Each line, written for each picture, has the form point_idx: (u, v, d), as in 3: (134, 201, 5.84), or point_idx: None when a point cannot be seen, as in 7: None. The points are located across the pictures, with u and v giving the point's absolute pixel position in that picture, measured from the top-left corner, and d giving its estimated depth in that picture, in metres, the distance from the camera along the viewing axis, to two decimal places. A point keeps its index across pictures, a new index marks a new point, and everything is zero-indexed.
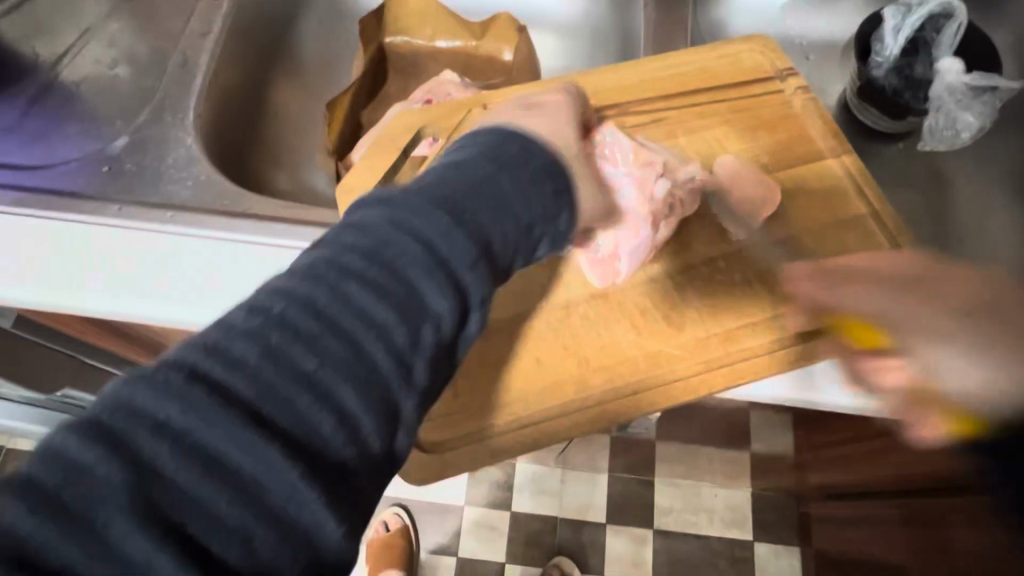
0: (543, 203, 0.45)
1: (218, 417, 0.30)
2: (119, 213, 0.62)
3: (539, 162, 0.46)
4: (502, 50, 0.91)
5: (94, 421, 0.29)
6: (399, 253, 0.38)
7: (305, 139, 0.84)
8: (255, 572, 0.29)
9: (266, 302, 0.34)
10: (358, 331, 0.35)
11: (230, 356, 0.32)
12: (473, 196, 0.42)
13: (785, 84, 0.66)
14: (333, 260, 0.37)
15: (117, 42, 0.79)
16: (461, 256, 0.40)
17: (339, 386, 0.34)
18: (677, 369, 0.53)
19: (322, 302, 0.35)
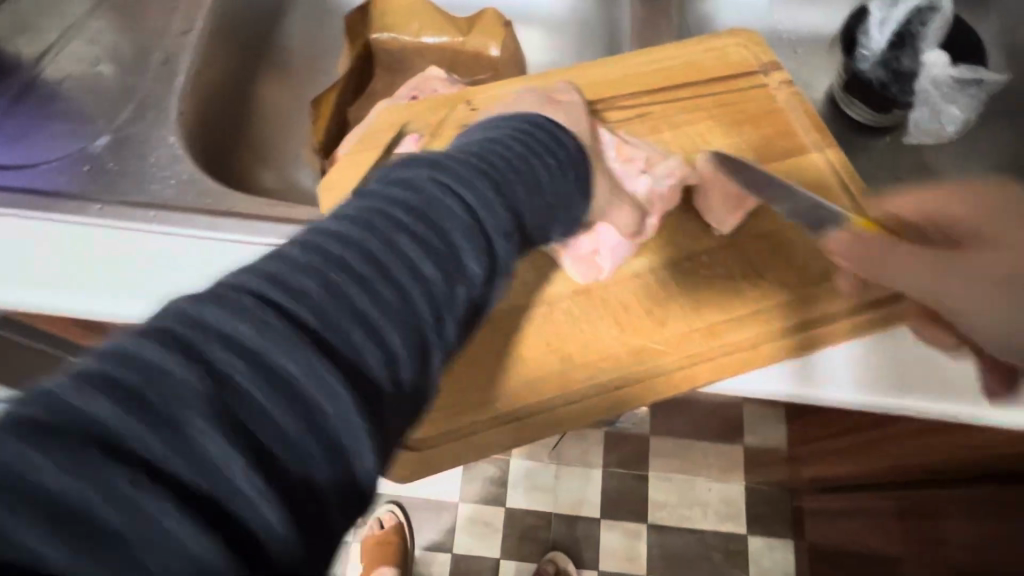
0: (566, 188, 0.48)
1: (288, 340, 0.27)
2: (101, 213, 0.61)
3: (564, 152, 0.49)
4: (489, 46, 0.91)
5: (158, 329, 0.26)
6: (448, 207, 0.37)
7: (291, 137, 0.84)
8: (313, 507, 0.26)
9: (317, 239, 0.32)
10: (410, 277, 0.33)
11: (287, 286, 0.29)
12: (510, 170, 0.43)
13: (769, 78, 0.66)
14: (385, 208, 0.35)
15: (99, 40, 0.78)
16: (500, 223, 0.40)
17: (392, 327, 0.31)
18: (660, 364, 0.53)
19: (377, 246, 0.33)
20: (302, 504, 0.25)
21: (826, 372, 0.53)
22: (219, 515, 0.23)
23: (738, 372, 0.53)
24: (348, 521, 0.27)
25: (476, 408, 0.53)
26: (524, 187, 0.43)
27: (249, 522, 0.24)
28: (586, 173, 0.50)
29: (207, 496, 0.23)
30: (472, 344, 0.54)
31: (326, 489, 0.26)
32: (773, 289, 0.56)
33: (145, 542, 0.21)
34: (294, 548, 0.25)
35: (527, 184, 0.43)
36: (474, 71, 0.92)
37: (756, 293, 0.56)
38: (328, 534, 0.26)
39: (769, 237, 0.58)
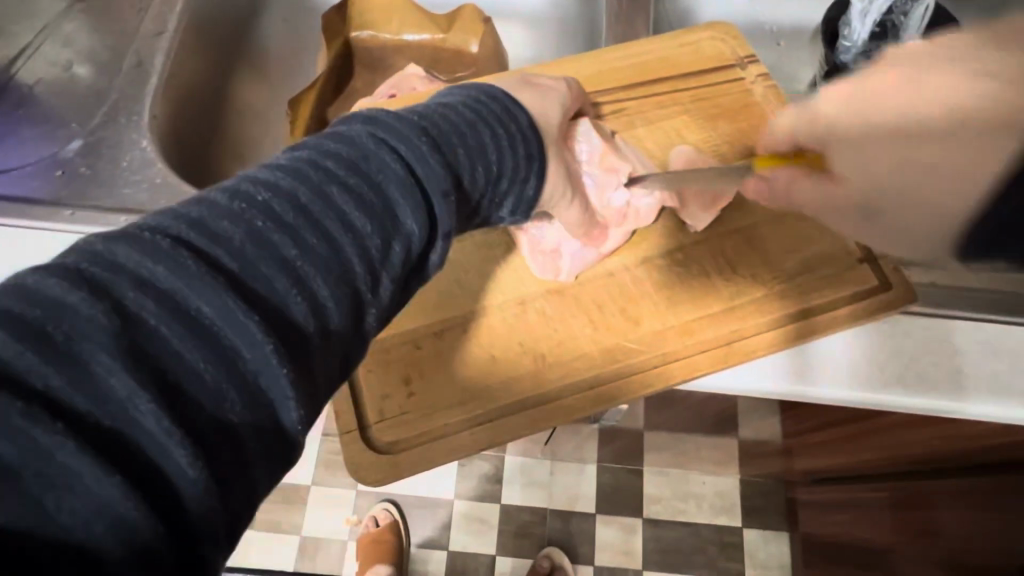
0: (515, 161, 0.47)
1: (205, 282, 0.30)
2: (72, 218, 0.61)
3: (517, 125, 0.48)
4: (469, 42, 0.90)
5: (75, 267, 0.28)
6: (381, 164, 0.39)
7: (268, 137, 0.83)
8: (220, 434, 0.29)
9: (246, 189, 0.34)
10: (335, 229, 0.35)
11: (209, 233, 0.32)
12: (453, 133, 0.44)
13: (746, 72, 0.66)
14: (316, 162, 0.37)
15: (72, 42, 0.78)
16: (437, 180, 0.40)
17: (316, 275, 0.34)
18: (635, 362, 0.53)
19: (304, 198, 0.35)
20: (210, 437, 0.29)
21: (799, 367, 0.54)
22: (116, 445, 0.26)
23: (712, 369, 0.53)
24: (261, 453, 0.31)
25: (447, 410, 0.52)
26: (465, 151, 0.43)
27: (150, 453, 0.27)
28: (541, 147, 0.49)
29: (104, 426, 0.26)
30: (444, 345, 0.54)
31: (235, 420, 0.30)
32: (749, 285, 0.56)
33: (35, 466, 0.24)
34: (199, 479, 0.27)
35: (470, 149, 0.44)
36: (455, 68, 0.91)
37: (731, 289, 0.55)
38: (242, 461, 0.30)
39: (742, 233, 0.58)
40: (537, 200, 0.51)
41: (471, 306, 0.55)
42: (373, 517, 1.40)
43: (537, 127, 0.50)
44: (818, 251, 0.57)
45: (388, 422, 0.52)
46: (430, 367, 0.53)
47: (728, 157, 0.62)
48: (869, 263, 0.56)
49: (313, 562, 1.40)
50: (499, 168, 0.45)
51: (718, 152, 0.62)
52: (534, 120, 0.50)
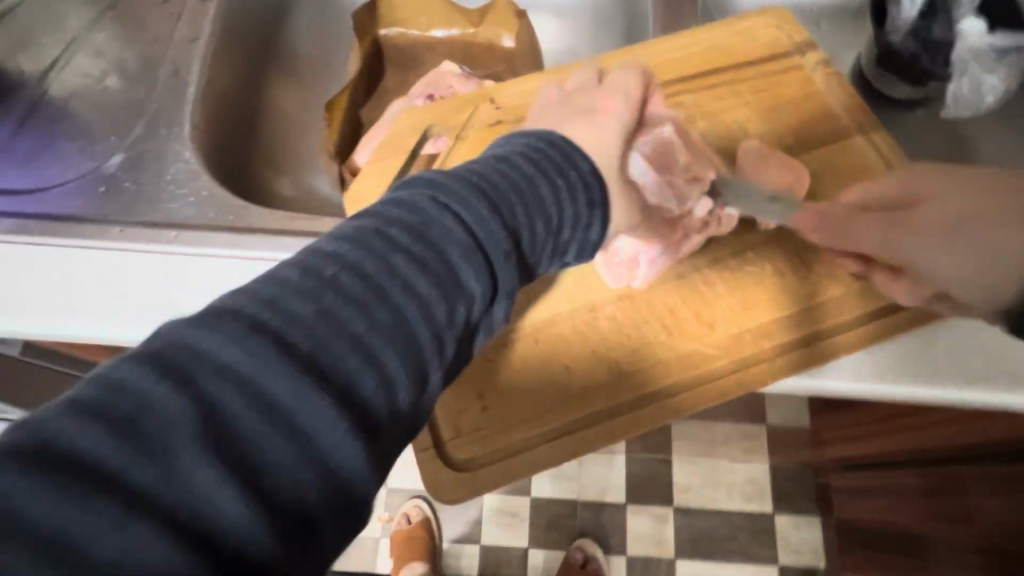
0: (572, 208, 0.43)
1: (282, 367, 0.28)
2: (120, 235, 0.60)
3: (574, 174, 0.44)
4: (502, 36, 0.87)
5: (157, 356, 0.27)
6: (449, 229, 0.37)
7: (304, 141, 0.81)
8: (300, 521, 0.27)
9: (316, 264, 0.32)
10: (404, 299, 0.33)
11: (288, 313, 0.30)
12: (509, 187, 0.40)
13: (805, 59, 0.63)
14: (387, 232, 0.35)
15: (103, 52, 0.76)
16: (496, 242, 0.38)
17: (387, 350, 0.32)
18: (713, 369, 0.52)
19: (373, 269, 0.33)
20: (291, 526, 0.26)
21: (883, 366, 0.52)
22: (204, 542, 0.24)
23: (792, 373, 0.52)
24: (334, 537, 0.28)
25: (522, 423, 0.51)
26: (523, 210, 0.40)
27: (236, 547, 0.25)
28: (601, 190, 0.44)
29: (192, 522, 0.24)
30: (516, 357, 0.52)
31: (314, 506, 0.27)
32: (825, 285, 0.54)
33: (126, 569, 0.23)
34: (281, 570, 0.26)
35: (526, 205, 0.40)
36: (487, 63, 0.89)
37: (807, 288, 0.54)
38: (314, 547, 0.27)
39: None
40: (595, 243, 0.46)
41: (539, 315, 0.53)
42: (406, 515, 1.40)
43: (596, 173, 0.45)
44: None
45: (465, 439, 0.51)
46: (503, 384, 0.52)
47: (791, 151, 0.60)
48: None
49: (346, 562, 1.39)
50: (557, 222, 0.41)
51: (780, 144, 0.60)
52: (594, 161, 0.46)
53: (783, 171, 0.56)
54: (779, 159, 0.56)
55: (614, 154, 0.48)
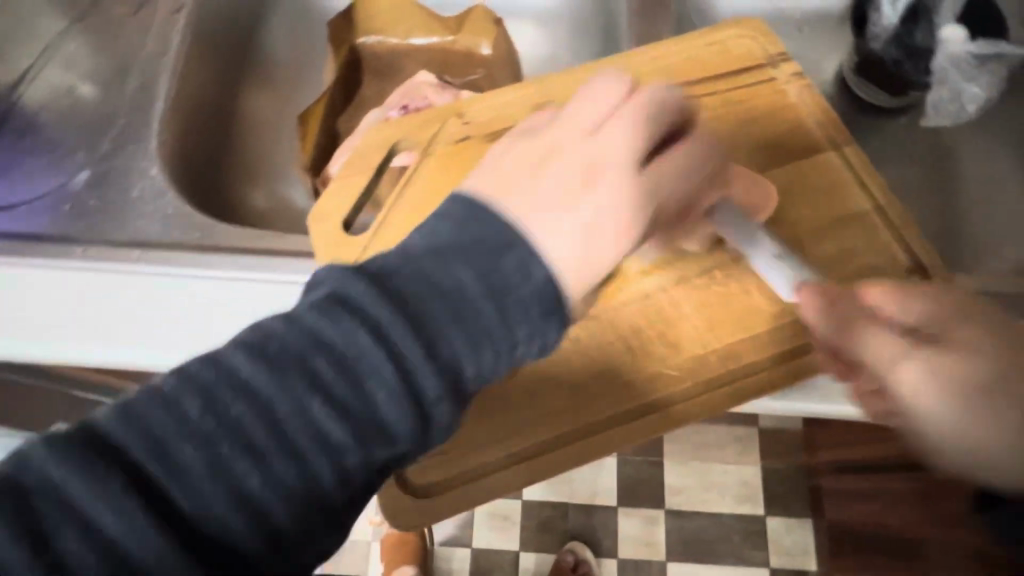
0: (534, 324, 0.36)
1: (147, 529, 0.29)
2: (83, 256, 0.60)
3: (532, 283, 0.36)
4: (481, 45, 0.86)
5: (38, 486, 0.29)
6: (366, 363, 0.33)
7: (276, 150, 0.80)
8: None
9: (221, 393, 0.32)
10: (303, 444, 0.32)
11: (173, 457, 0.31)
12: (456, 300, 0.35)
13: (779, 71, 0.62)
14: (304, 361, 0.33)
15: (73, 64, 0.75)
16: (426, 381, 0.34)
17: (273, 504, 0.31)
18: (677, 392, 0.51)
19: (278, 410, 0.32)
20: None
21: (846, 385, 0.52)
22: None
23: (757, 394, 0.51)
24: None
25: (485, 447, 0.51)
26: (464, 337, 0.35)
27: None
28: (565, 299, 0.37)
29: None
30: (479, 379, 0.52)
31: None
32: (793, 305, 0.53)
33: None
34: None
35: (470, 327, 0.35)
36: (466, 70, 0.87)
37: (775, 308, 0.53)
38: None
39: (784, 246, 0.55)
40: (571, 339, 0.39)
41: None
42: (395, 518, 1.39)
43: (561, 274, 0.36)
44: (864, 265, 0.55)
45: (427, 463, 0.51)
46: (466, 407, 0.51)
47: (762, 166, 0.59)
48: (920, 276, 0.54)
49: (337, 565, 1.39)
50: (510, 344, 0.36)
51: (751, 159, 0.59)
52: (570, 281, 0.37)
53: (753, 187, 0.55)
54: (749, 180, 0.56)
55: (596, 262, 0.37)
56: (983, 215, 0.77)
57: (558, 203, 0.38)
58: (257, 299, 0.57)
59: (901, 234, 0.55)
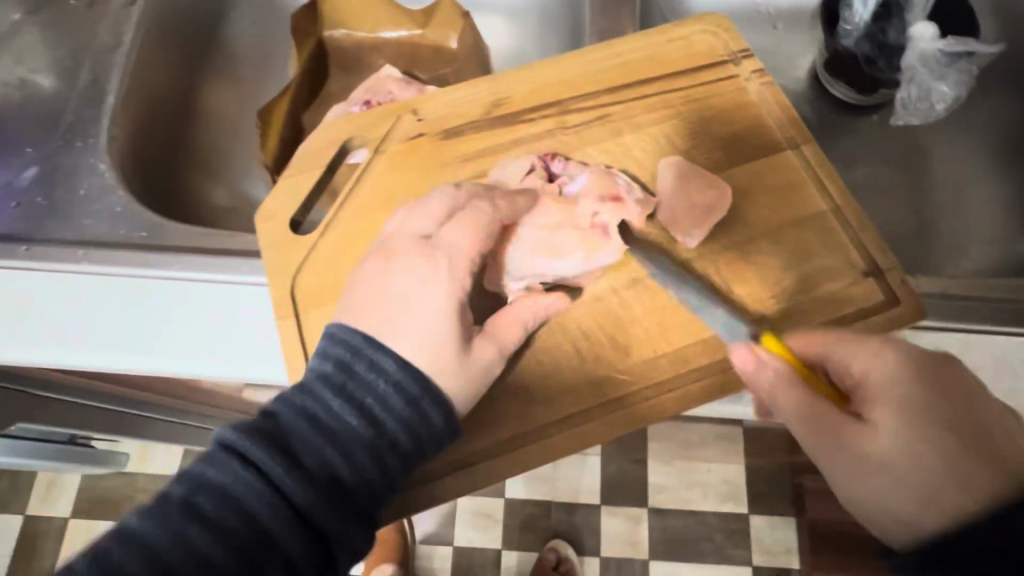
0: (399, 417, 0.43)
1: None
2: (28, 255, 0.57)
3: (385, 380, 0.44)
4: (449, 38, 0.85)
5: None
6: (244, 490, 0.39)
7: (237, 147, 0.79)
8: None
9: (115, 551, 0.37)
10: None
11: None
12: (323, 421, 0.42)
13: (740, 68, 0.61)
14: (185, 500, 0.39)
15: (25, 57, 0.73)
16: (304, 493, 0.40)
17: None
18: (628, 395, 0.50)
19: (160, 547, 0.37)
20: None
21: None
22: None
23: (708, 399, 0.50)
24: None
25: None
26: (337, 448, 0.41)
27: None
28: (423, 383, 0.44)
29: None
30: None
31: None
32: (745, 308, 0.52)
33: None
34: None
35: (339, 438, 0.42)
36: (434, 65, 0.86)
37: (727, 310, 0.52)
38: None
39: (740, 248, 0.54)
40: (459, 425, 0.46)
41: None
42: None
43: (410, 366, 0.44)
44: (818, 267, 0.54)
45: None
46: None
47: (720, 165, 0.58)
48: (875, 278, 0.53)
49: None
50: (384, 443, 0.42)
51: (709, 158, 0.58)
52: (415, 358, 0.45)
53: (706, 191, 0.54)
54: (699, 179, 0.55)
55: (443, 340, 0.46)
56: (949, 216, 0.77)
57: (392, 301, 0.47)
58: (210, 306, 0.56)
59: (858, 236, 0.54)
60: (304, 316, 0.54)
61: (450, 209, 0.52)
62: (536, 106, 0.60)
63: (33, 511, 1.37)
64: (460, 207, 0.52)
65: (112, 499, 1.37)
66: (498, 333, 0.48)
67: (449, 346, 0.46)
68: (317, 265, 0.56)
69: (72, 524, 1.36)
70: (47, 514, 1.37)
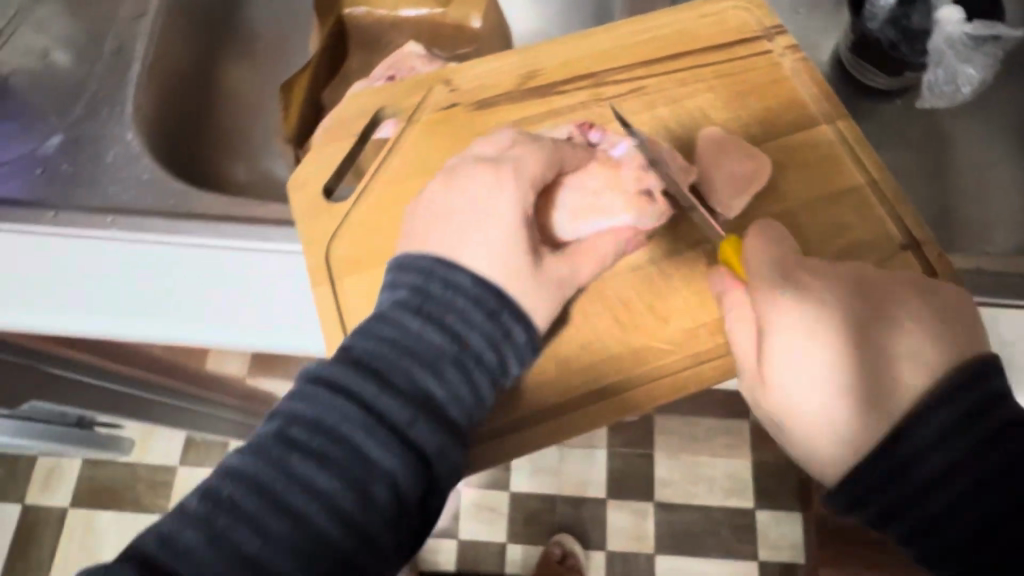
0: (483, 331, 0.43)
1: None
2: (56, 220, 0.58)
3: (463, 297, 0.43)
4: (471, 17, 0.84)
5: None
6: (334, 416, 0.38)
7: (259, 122, 0.77)
8: None
9: (220, 487, 0.37)
10: (299, 503, 0.37)
11: (179, 546, 0.35)
12: (409, 344, 0.42)
13: (773, 44, 0.61)
14: (279, 432, 0.38)
15: (45, 27, 0.72)
16: (399, 414, 0.39)
17: (285, 563, 0.35)
18: (666, 365, 0.50)
19: (265, 479, 0.37)
20: None
21: None
22: None
23: None
24: None
25: None
26: (426, 365, 0.41)
27: None
28: (501, 297, 0.44)
29: None
30: None
31: None
32: None
33: None
34: None
35: (427, 358, 0.41)
36: (455, 45, 0.85)
37: None
38: None
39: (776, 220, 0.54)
40: (538, 340, 0.46)
41: None
42: None
43: (487, 281, 0.44)
44: (858, 237, 0.54)
45: None
46: None
47: (756, 139, 0.57)
48: (912, 251, 0.53)
49: None
50: (469, 359, 0.42)
51: (745, 132, 0.58)
52: (485, 269, 0.44)
53: (744, 161, 0.54)
54: (737, 149, 0.55)
55: (515, 248, 0.45)
56: (971, 200, 0.77)
57: (460, 214, 0.46)
58: (238, 271, 0.55)
59: (895, 208, 0.54)
60: (340, 283, 0.54)
61: (514, 139, 0.50)
62: (569, 79, 0.60)
63: (33, 500, 1.35)
64: (527, 140, 0.50)
65: (113, 488, 1.36)
66: (559, 265, 0.47)
67: (521, 248, 0.45)
68: (351, 234, 0.55)
69: (72, 514, 1.34)
70: (47, 504, 1.35)
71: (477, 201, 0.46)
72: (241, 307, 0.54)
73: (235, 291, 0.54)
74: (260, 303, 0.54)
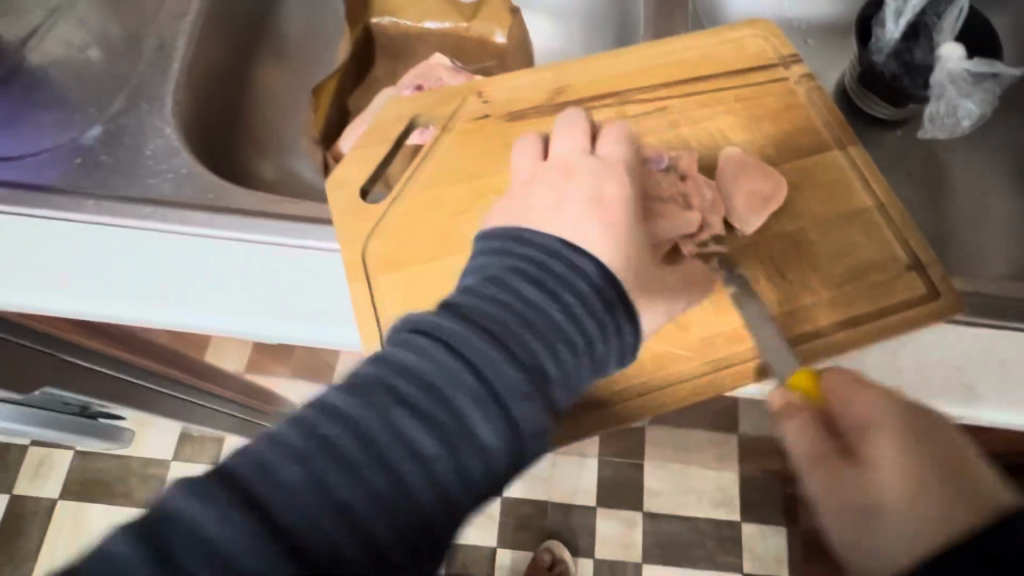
0: (596, 320, 0.43)
1: (252, 538, 0.31)
2: (95, 209, 0.59)
3: (586, 283, 0.44)
4: (494, 33, 0.86)
5: (146, 522, 0.31)
6: (449, 377, 0.38)
7: (289, 121, 0.80)
8: None
9: (321, 427, 0.35)
10: (403, 462, 0.36)
11: (274, 480, 0.33)
12: (520, 316, 0.41)
13: (790, 72, 0.64)
14: (390, 381, 0.37)
15: (85, 22, 0.76)
16: (514, 389, 0.38)
17: (376, 522, 0.34)
18: (683, 369, 0.54)
19: (371, 429, 0.36)
20: None
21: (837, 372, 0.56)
22: None
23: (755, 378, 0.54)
24: None
25: None
26: (540, 340, 0.41)
27: None
28: (620, 293, 0.45)
29: None
30: None
31: None
32: (801, 292, 0.56)
33: None
34: None
35: (540, 334, 0.41)
36: (478, 58, 0.87)
37: (782, 294, 0.56)
38: None
39: (791, 238, 0.58)
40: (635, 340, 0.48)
41: None
42: None
43: (609, 274, 0.45)
44: (867, 258, 0.57)
45: None
46: None
47: (773, 160, 0.61)
48: (917, 272, 0.56)
49: None
50: (579, 344, 0.42)
51: (762, 154, 0.61)
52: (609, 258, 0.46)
53: (763, 181, 0.57)
54: (758, 170, 0.58)
55: (631, 240, 0.47)
56: (968, 228, 0.80)
57: (574, 196, 0.48)
58: (277, 267, 0.57)
59: (902, 232, 0.57)
60: (373, 280, 0.57)
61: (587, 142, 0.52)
62: (596, 96, 0.63)
63: (20, 490, 1.34)
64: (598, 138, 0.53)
65: (102, 481, 1.35)
66: None
67: (633, 239, 0.48)
68: (386, 236, 0.58)
69: (59, 506, 1.33)
70: (33, 495, 1.34)
71: (595, 194, 0.48)
72: (275, 301, 0.56)
73: (266, 284, 0.56)
74: (300, 297, 0.56)
